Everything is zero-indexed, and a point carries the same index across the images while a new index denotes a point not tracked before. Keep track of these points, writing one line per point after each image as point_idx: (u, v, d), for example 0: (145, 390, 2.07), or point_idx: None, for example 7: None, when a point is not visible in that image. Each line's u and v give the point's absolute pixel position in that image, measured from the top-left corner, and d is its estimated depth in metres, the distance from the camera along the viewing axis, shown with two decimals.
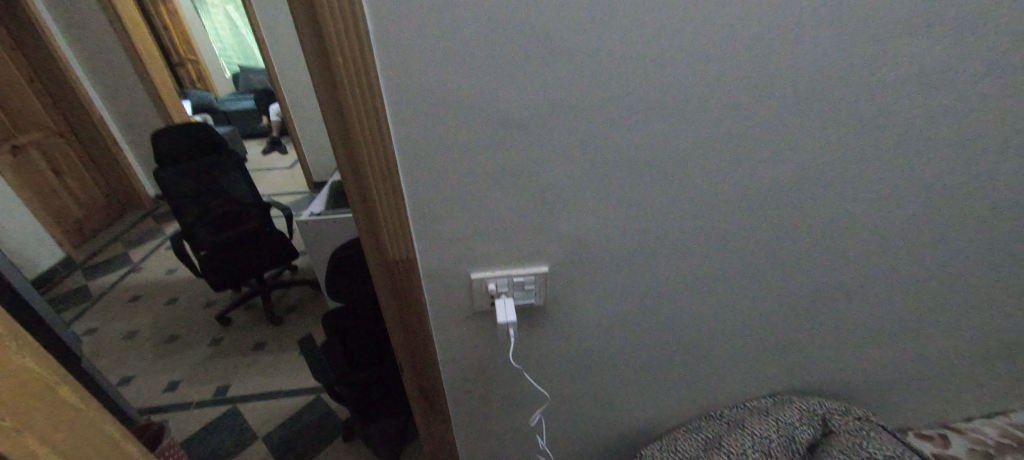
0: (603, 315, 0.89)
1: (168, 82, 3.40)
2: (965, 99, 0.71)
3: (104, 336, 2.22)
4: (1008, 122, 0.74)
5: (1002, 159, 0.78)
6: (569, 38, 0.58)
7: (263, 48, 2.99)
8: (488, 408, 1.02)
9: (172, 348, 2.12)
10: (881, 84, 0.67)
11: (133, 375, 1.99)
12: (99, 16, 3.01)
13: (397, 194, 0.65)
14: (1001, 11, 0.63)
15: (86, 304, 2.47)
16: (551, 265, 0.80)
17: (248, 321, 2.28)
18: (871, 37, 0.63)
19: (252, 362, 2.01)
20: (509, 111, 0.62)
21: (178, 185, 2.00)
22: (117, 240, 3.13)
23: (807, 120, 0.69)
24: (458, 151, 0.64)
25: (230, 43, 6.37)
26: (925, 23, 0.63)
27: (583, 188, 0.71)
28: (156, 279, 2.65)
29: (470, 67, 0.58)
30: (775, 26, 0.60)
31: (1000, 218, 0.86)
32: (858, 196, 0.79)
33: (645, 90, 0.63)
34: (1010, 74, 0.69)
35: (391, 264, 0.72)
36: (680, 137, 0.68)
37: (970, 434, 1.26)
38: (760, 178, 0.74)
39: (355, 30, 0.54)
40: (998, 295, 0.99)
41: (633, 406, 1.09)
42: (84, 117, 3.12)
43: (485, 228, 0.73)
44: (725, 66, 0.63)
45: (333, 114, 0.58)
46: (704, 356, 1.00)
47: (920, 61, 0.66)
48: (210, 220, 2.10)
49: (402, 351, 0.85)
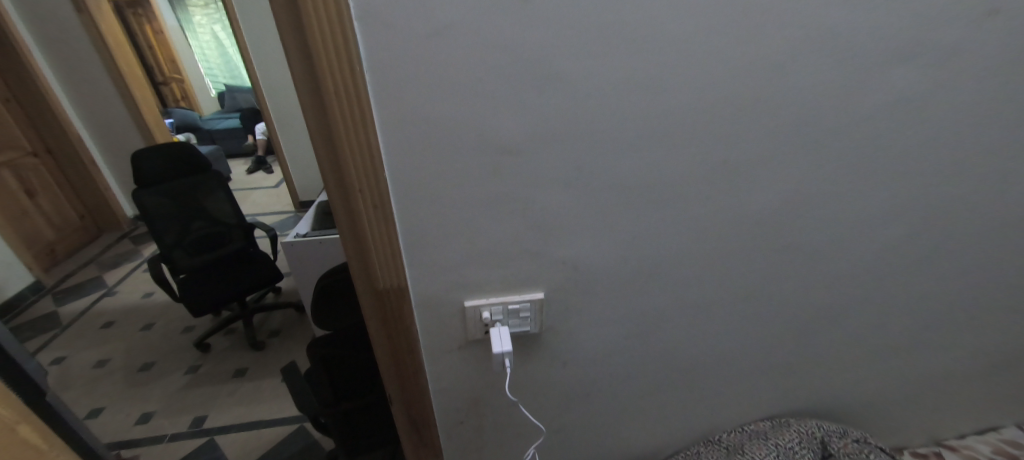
0: (601, 341, 0.87)
1: (151, 100, 3.33)
2: (952, 124, 0.72)
3: (72, 365, 2.11)
4: (992, 145, 0.76)
5: (987, 181, 0.80)
6: (566, 64, 0.57)
7: (250, 68, 2.97)
8: (481, 439, 0.99)
9: (146, 377, 2.03)
10: (870, 109, 0.68)
11: (103, 407, 1.88)
12: (82, 35, 2.97)
13: (389, 220, 0.63)
14: (982, 42, 0.65)
15: (55, 331, 2.36)
16: (548, 292, 0.78)
17: (228, 347, 2.20)
18: (860, 64, 0.64)
19: (232, 390, 1.93)
20: (505, 136, 0.61)
21: (157, 207, 1.93)
22: (91, 263, 3.01)
23: (800, 144, 0.69)
24: (451, 177, 0.63)
25: (217, 62, 6.21)
26: (911, 51, 0.64)
27: (580, 214, 0.70)
28: (132, 304, 2.55)
29: (464, 93, 0.57)
30: (768, 53, 0.61)
31: (987, 238, 0.87)
32: (849, 219, 0.79)
33: (641, 116, 0.63)
34: (991, 100, 0.71)
35: (381, 293, 0.68)
36: (675, 162, 0.68)
37: (964, 451, 1.26)
38: (756, 202, 0.74)
39: (346, 54, 0.51)
40: (987, 313, 1.00)
41: (630, 433, 1.06)
42: (61, 137, 3.04)
43: (479, 254, 0.71)
44: (721, 93, 0.63)
45: (321, 140, 0.55)
46: (702, 381, 0.98)
47: (908, 88, 0.67)
48: (190, 242, 2.03)
49: (391, 384, 0.80)
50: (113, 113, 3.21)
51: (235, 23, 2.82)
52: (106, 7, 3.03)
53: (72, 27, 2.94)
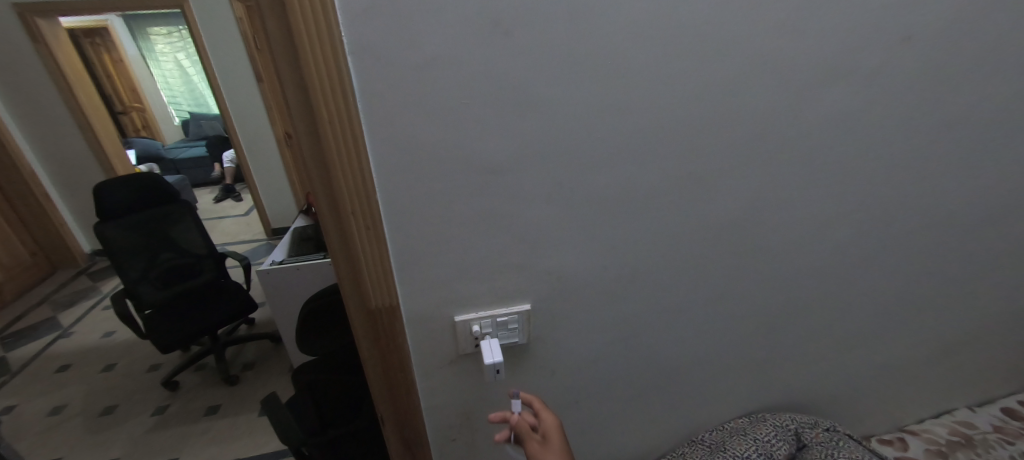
0: (585, 349, 0.91)
1: (111, 131, 3.20)
2: (885, 134, 0.80)
3: (24, 414, 1.97)
4: (921, 151, 0.84)
5: (922, 181, 0.88)
6: (542, 90, 0.62)
7: (220, 98, 2.95)
8: (473, 454, 0.99)
9: (109, 422, 1.91)
10: (814, 122, 0.75)
11: (61, 457, 1.76)
12: (38, 68, 2.86)
13: (381, 241, 0.65)
14: (903, 62, 0.74)
15: (4, 378, 2.20)
16: (534, 304, 0.81)
17: (199, 384, 2.10)
18: (804, 83, 0.71)
19: (205, 429, 1.84)
20: (490, 158, 0.65)
21: (121, 240, 1.87)
22: (43, 303, 2.84)
23: (754, 158, 0.76)
24: (440, 198, 0.66)
25: (180, 90, 6.00)
26: (845, 71, 0.72)
27: (563, 228, 0.74)
28: (92, 345, 2.41)
29: (451, 118, 0.61)
30: (721, 75, 0.67)
31: (926, 233, 0.96)
32: (803, 223, 0.86)
33: (614, 134, 0.68)
34: (916, 112, 0.80)
35: (373, 313, 0.70)
36: (647, 175, 0.73)
37: (924, 434, 1.35)
38: (720, 210, 0.80)
39: (340, 87, 0.54)
40: (934, 302, 1.09)
41: (617, 436, 1.09)
42: (12, 172, 2.90)
43: (466, 269, 0.74)
44: (683, 112, 0.69)
45: (315, 166, 0.57)
46: (681, 382, 1.03)
47: (844, 104, 0.75)
48: (157, 275, 1.95)
49: (383, 403, 0.80)
50: (71, 146, 3.08)
51: (203, 53, 2.82)
52: (64, 37, 2.93)
53: (27, 59, 2.82)
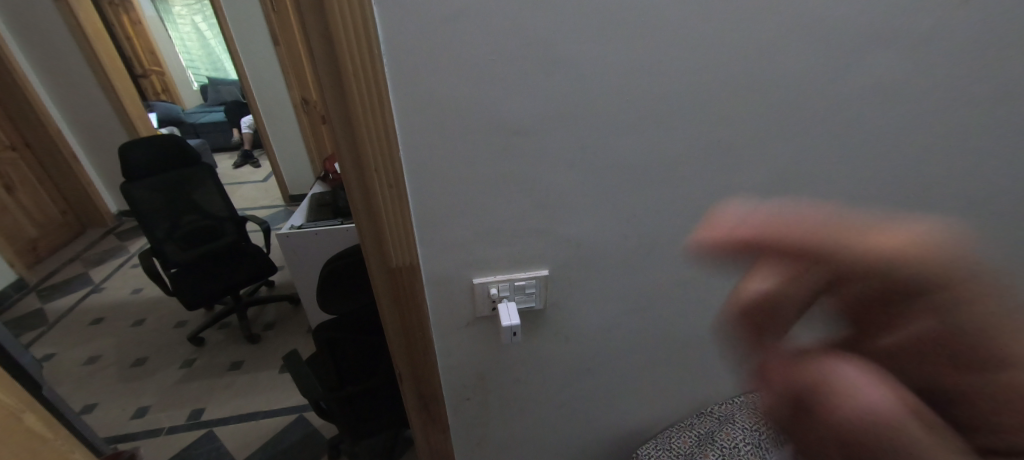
0: (601, 317, 0.91)
1: (134, 93, 3.23)
2: (928, 105, 0.76)
3: (63, 361, 2.09)
4: (966, 125, 0.80)
5: (963, 157, 0.84)
6: (570, 49, 0.60)
7: (237, 62, 2.95)
8: (488, 414, 1.02)
9: (140, 372, 2.01)
10: (853, 91, 0.72)
11: (97, 402, 1.86)
12: (60, 27, 2.88)
13: (404, 202, 0.66)
14: (956, 27, 0.69)
15: (43, 328, 2.32)
16: (551, 269, 0.81)
17: (223, 341, 2.19)
18: (847, 48, 0.67)
19: (229, 383, 1.93)
20: (515, 119, 0.64)
21: (146, 200, 1.92)
22: (76, 260, 2.96)
23: (788, 125, 0.73)
24: (462, 158, 0.66)
25: (198, 54, 6.14)
26: (892, 35, 0.68)
27: (586, 194, 0.73)
28: (122, 300, 2.51)
29: (476, 75, 0.60)
30: (758, 35, 0.64)
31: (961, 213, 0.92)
32: (832, 197, 0.84)
33: (643, 98, 0.66)
34: (963, 83, 0.75)
35: (394, 271, 0.72)
36: (674, 142, 0.71)
37: None
38: (747, 181, 0.78)
39: (367, 44, 0.54)
40: None
41: (629, 404, 1.11)
42: (39, 129, 2.97)
43: (485, 231, 0.74)
44: (718, 74, 0.66)
45: (342, 125, 0.58)
46: (696, 354, 1.03)
47: (887, 71, 0.71)
48: (182, 235, 2.01)
49: (401, 360, 0.83)
50: (95, 106, 3.13)
51: (220, 16, 2.80)
52: None
53: (50, 17, 2.84)
